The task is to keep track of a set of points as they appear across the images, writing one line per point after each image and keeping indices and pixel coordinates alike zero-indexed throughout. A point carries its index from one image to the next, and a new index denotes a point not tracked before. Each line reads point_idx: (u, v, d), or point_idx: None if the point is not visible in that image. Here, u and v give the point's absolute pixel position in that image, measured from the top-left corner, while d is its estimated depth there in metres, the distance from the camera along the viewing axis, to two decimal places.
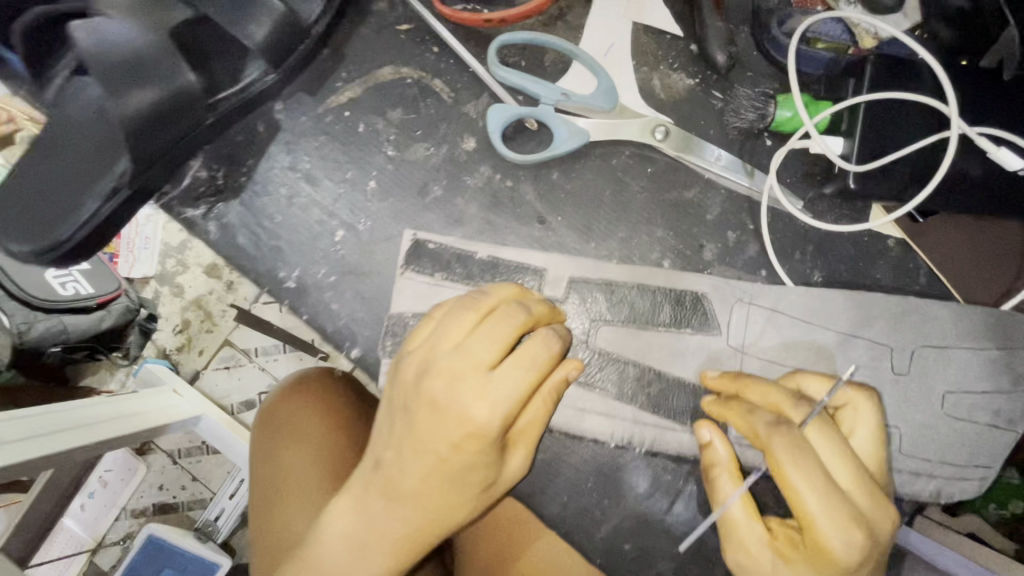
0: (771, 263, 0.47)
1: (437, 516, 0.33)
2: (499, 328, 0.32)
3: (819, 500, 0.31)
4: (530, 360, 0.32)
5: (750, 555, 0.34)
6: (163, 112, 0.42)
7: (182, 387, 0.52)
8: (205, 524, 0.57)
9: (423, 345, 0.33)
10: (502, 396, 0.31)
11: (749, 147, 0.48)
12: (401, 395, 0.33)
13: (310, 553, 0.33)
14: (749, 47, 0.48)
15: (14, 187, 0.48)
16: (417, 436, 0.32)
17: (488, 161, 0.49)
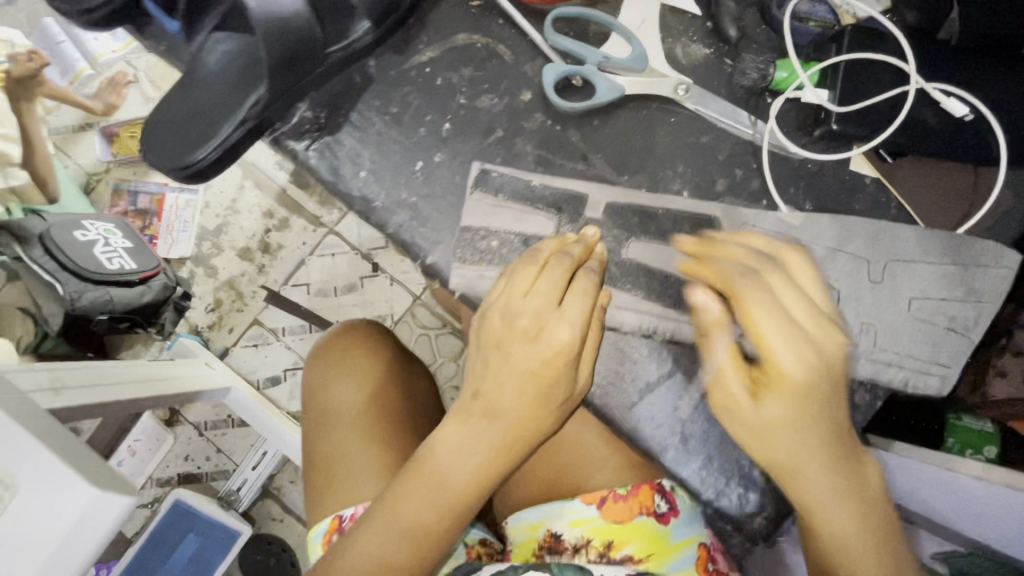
0: (772, 194, 0.58)
1: (528, 421, 0.49)
2: (560, 274, 0.50)
3: (777, 334, 0.42)
4: (585, 292, 0.50)
5: (732, 395, 0.44)
6: (296, 55, 0.55)
7: (213, 359, 1.25)
8: (236, 488, 1.34)
9: (505, 292, 0.51)
10: (573, 317, 0.49)
11: (754, 103, 0.59)
12: (493, 335, 0.51)
13: (453, 449, 0.50)
14: (756, 24, 0.60)
15: (163, 117, 0.60)
16: (510, 357, 0.49)
17: (541, 109, 0.61)
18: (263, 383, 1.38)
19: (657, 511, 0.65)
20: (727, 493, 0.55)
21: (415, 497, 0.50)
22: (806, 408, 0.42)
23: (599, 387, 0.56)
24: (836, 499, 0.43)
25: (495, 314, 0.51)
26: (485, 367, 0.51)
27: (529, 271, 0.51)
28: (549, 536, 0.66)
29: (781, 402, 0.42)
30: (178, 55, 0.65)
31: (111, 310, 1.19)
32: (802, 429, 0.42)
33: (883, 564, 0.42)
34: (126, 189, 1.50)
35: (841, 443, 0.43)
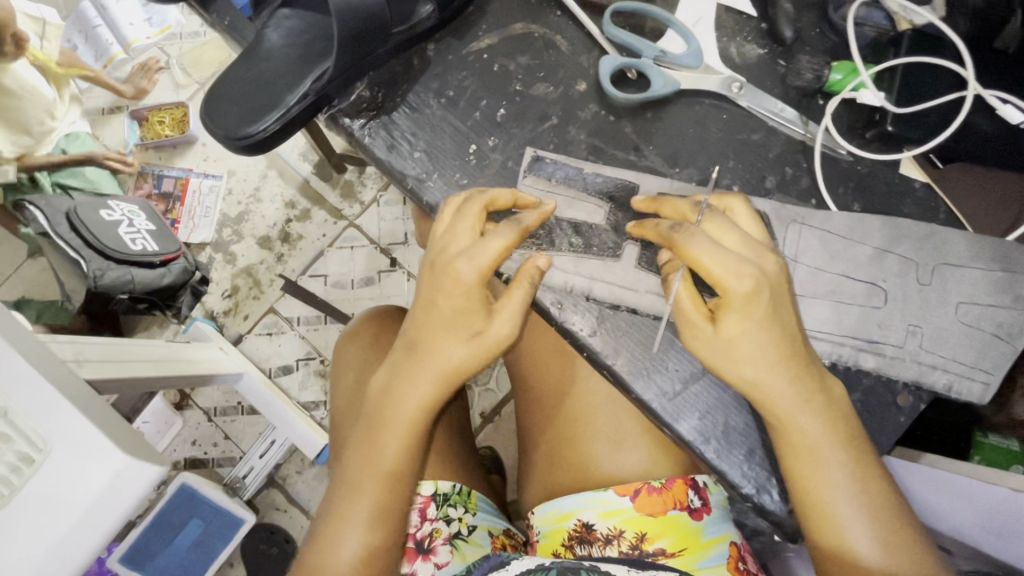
0: (821, 193, 0.58)
1: (450, 354, 0.55)
2: (476, 216, 0.55)
3: (712, 261, 0.49)
4: (503, 233, 0.54)
5: (694, 326, 0.51)
6: (363, 33, 0.56)
7: (221, 346, 1.27)
8: (234, 480, 1.32)
9: (444, 234, 0.56)
10: (479, 257, 0.53)
11: (806, 104, 0.60)
12: (423, 278, 0.57)
13: (388, 390, 0.57)
14: (812, 26, 0.61)
15: (226, 86, 0.61)
16: (429, 291, 0.56)
17: (596, 100, 0.62)
18: (275, 371, 1.39)
19: (690, 507, 0.66)
20: (768, 489, 0.55)
21: (376, 443, 0.57)
22: (764, 325, 0.49)
23: (643, 376, 0.57)
24: (799, 403, 0.50)
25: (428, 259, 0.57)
26: (418, 309, 0.57)
27: (454, 216, 0.56)
28: (581, 526, 0.66)
29: (740, 322, 0.49)
30: (239, 32, 0.66)
31: (130, 291, 1.19)
32: (759, 343, 0.49)
33: (849, 456, 0.50)
34: (151, 171, 1.50)
35: (795, 350, 0.50)
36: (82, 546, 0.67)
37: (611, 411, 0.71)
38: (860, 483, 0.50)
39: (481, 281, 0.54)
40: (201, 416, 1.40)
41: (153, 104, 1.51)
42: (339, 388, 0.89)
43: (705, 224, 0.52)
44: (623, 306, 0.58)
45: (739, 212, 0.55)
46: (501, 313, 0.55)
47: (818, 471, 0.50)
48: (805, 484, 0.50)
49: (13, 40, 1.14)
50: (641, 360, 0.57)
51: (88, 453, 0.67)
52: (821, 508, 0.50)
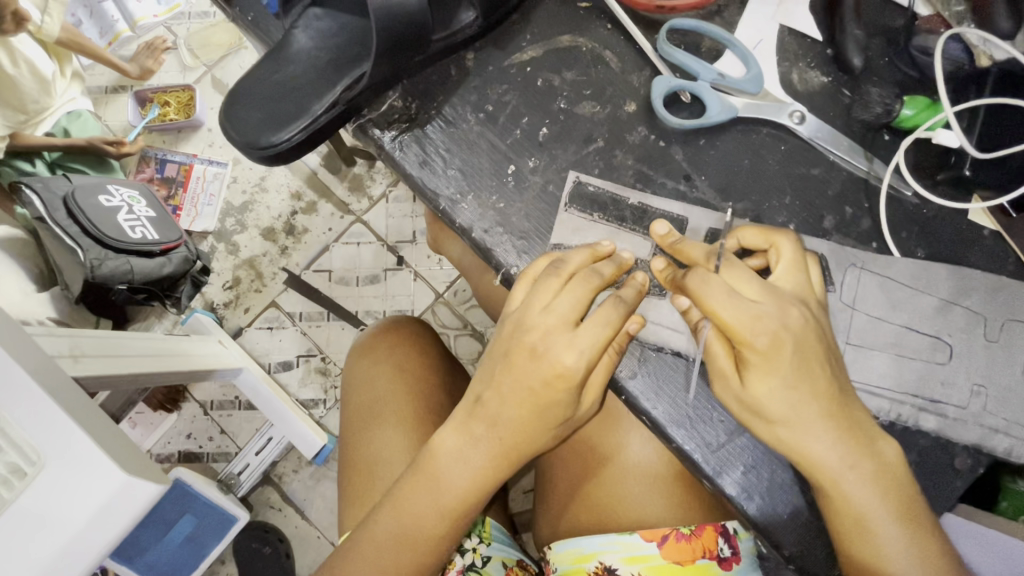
0: (884, 236, 0.54)
1: (525, 432, 0.51)
2: (583, 290, 0.49)
3: (726, 314, 0.44)
4: (609, 318, 0.48)
5: (723, 377, 0.47)
6: (401, 41, 0.52)
7: (222, 341, 1.23)
8: (228, 476, 1.25)
9: (538, 306, 0.50)
10: (584, 344, 0.48)
11: (870, 139, 0.56)
12: (504, 348, 0.51)
13: (438, 462, 0.53)
14: (881, 55, 0.57)
15: (248, 88, 0.57)
16: (514, 371, 0.50)
17: (645, 123, 0.57)
18: (276, 367, 1.34)
19: (720, 555, 0.63)
20: (812, 551, 0.52)
21: (417, 500, 0.53)
22: (792, 382, 0.44)
23: (683, 424, 0.53)
24: (843, 466, 0.45)
25: (510, 327, 0.51)
26: (493, 380, 0.51)
27: (553, 285, 0.50)
28: (602, 569, 0.63)
29: (764, 380, 0.45)
30: (263, 28, 0.61)
31: (128, 279, 1.13)
32: (790, 402, 0.45)
33: (906, 527, 0.45)
34: (153, 156, 1.45)
35: (835, 407, 0.45)
36: (76, 565, 0.63)
37: (639, 449, 0.67)
38: (920, 555, 0.45)
39: (587, 372, 0.48)
40: (198, 408, 1.35)
41: (158, 86, 1.45)
42: (353, 399, 0.90)
43: (726, 267, 0.47)
44: (667, 348, 0.54)
45: (782, 253, 0.48)
46: (589, 397, 0.52)
47: (869, 539, 0.46)
48: (858, 553, 0.46)
49: (13, 18, 1.06)
50: (682, 408, 0.53)
51: (83, 469, 0.63)
52: (873, 574, 0.46)
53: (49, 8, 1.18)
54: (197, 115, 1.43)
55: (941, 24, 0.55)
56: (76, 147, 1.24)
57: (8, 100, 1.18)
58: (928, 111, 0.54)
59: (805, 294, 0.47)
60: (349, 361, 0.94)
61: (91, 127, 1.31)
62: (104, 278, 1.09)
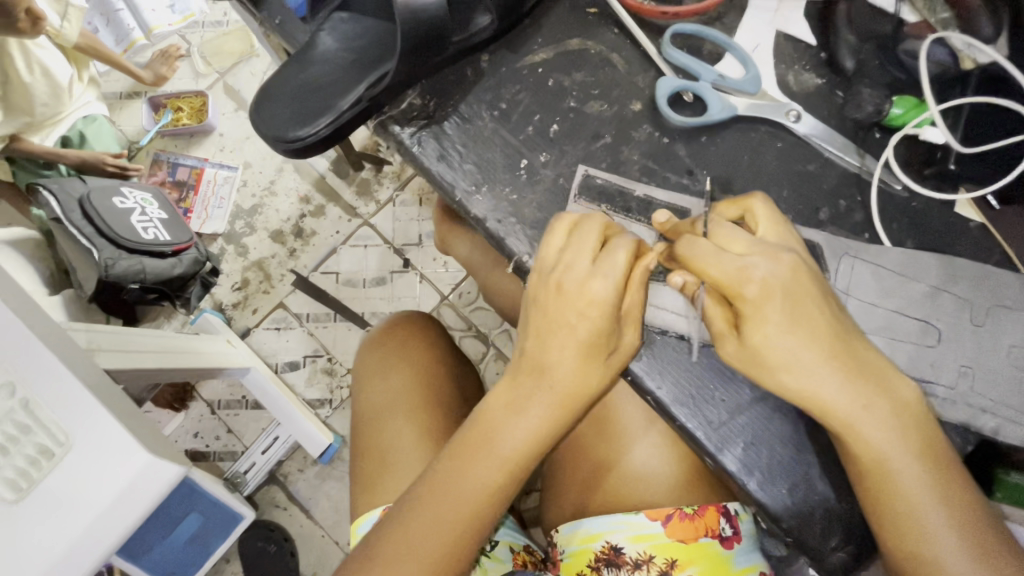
0: (876, 227, 0.58)
1: (576, 375, 0.52)
2: (595, 233, 0.52)
3: (716, 270, 0.48)
4: (624, 246, 0.50)
5: (723, 334, 0.51)
6: (423, 42, 0.56)
7: (230, 341, 1.26)
8: (234, 475, 1.27)
9: (553, 258, 0.53)
10: (609, 273, 0.50)
11: (862, 137, 0.60)
12: (538, 302, 0.53)
13: (487, 423, 0.54)
14: (872, 58, 0.60)
15: (276, 87, 0.60)
16: (546, 316, 0.52)
17: (650, 121, 0.61)
18: (283, 367, 1.37)
19: (722, 535, 0.65)
20: (811, 524, 0.54)
21: (472, 460, 0.54)
22: (789, 327, 0.47)
23: (687, 403, 0.56)
24: (855, 405, 0.47)
25: (539, 280, 0.54)
26: (534, 333, 0.53)
27: (563, 236, 0.53)
28: (609, 548, 0.65)
29: (762, 328, 0.48)
30: (289, 32, 0.65)
31: (140, 280, 1.16)
32: (792, 346, 0.47)
33: (921, 460, 0.48)
34: (167, 159, 1.49)
35: (840, 347, 0.48)
36: (99, 545, 0.65)
37: (646, 435, 0.69)
38: (935, 487, 0.47)
39: (618, 297, 0.50)
40: (205, 408, 1.38)
41: (174, 91, 1.50)
42: (365, 393, 0.92)
43: (713, 231, 0.51)
44: (671, 331, 0.57)
45: (757, 215, 0.52)
46: (629, 331, 0.53)
47: (885, 473, 0.48)
48: (876, 487, 0.49)
49: (29, 18, 1.06)
50: (687, 388, 0.56)
51: (109, 450, 0.66)
52: (891, 507, 0.48)
53: (66, 15, 1.20)
54: (211, 119, 1.47)
55: (927, 30, 0.59)
56: (77, 164, 1.27)
57: (15, 104, 1.20)
58: (915, 110, 0.57)
59: (788, 245, 0.51)
60: (359, 354, 0.98)
61: (104, 135, 1.36)
62: (116, 278, 1.12)
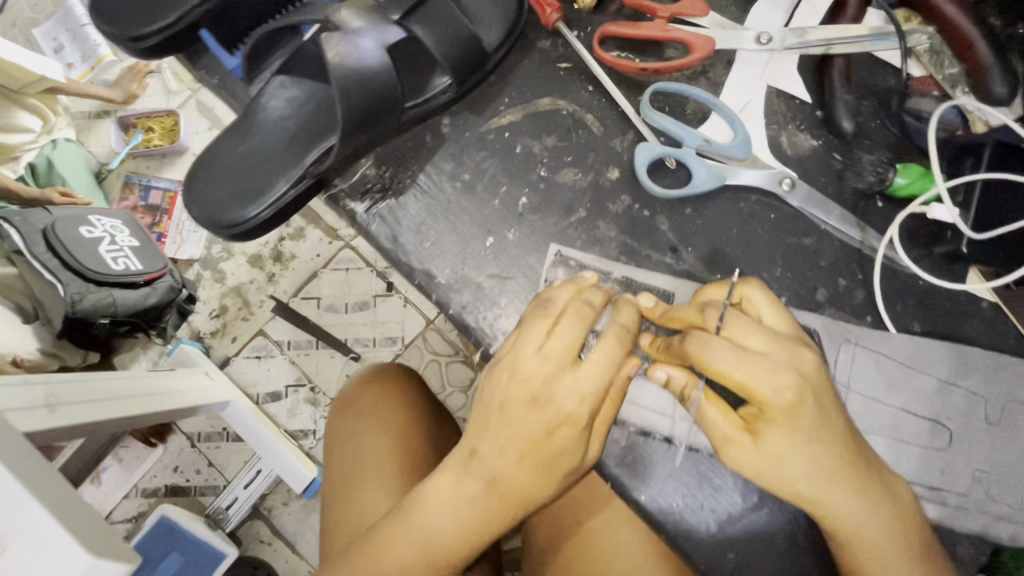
0: (879, 310, 0.52)
1: (527, 486, 0.45)
2: (579, 329, 0.45)
3: (740, 370, 0.41)
4: (604, 353, 0.44)
5: (733, 441, 0.44)
6: (371, 115, 0.49)
7: (207, 372, 1.15)
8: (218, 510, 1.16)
9: (520, 350, 0.46)
10: (586, 389, 0.44)
11: (862, 206, 0.54)
12: (497, 392, 0.46)
13: (424, 508, 0.47)
14: (873, 117, 0.54)
15: (211, 163, 0.54)
16: (513, 420, 0.45)
17: (629, 191, 0.55)
18: (264, 399, 1.26)
19: None
20: None
21: (401, 544, 0.47)
22: (816, 435, 0.42)
23: (673, 514, 0.50)
24: (858, 510, 0.43)
25: (502, 372, 0.46)
26: (487, 426, 0.46)
27: (542, 326, 0.45)
28: None
29: (786, 435, 0.42)
30: (231, 91, 0.57)
31: (109, 309, 1.07)
32: (808, 453, 0.42)
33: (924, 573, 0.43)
34: (137, 181, 1.37)
35: (852, 454, 0.43)
36: None
37: None
38: None
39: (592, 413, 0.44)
40: (182, 441, 1.23)
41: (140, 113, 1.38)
42: (343, 444, 0.87)
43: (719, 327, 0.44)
44: (655, 433, 0.52)
45: (753, 299, 0.46)
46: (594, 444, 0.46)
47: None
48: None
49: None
50: (673, 497, 0.51)
51: (42, 553, 0.50)
52: None
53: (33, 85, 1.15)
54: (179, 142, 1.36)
55: (934, 88, 0.53)
56: (28, 202, 1.16)
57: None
58: (923, 180, 0.51)
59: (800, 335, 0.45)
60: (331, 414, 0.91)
61: (73, 158, 1.27)
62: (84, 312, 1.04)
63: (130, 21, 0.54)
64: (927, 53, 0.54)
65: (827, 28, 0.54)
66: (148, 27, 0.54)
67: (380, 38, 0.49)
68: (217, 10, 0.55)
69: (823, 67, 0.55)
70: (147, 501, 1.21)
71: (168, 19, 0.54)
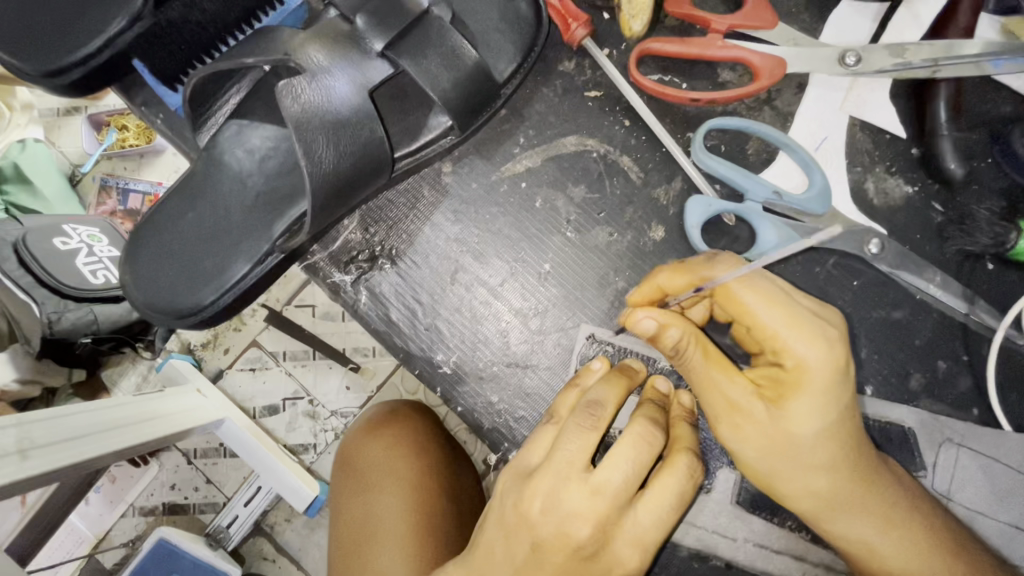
0: (989, 402, 0.42)
1: None
2: (646, 454, 0.34)
3: (780, 317, 0.33)
4: (672, 487, 0.34)
5: (742, 412, 0.35)
6: (353, 176, 0.38)
7: (203, 389, 0.67)
8: (217, 531, 0.72)
9: (556, 475, 0.34)
10: (649, 538, 0.34)
11: (969, 270, 0.43)
12: (527, 523, 0.34)
13: None
14: (984, 155, 0.43)
15: (154, 232, 0.43)
16: (546, 566, 0.34)
17: (677, 254, 0.44)
18: (261, 413, 0.75)
19: None
20: None
21: None
22: (842, 411, 0.34)
23: None
24: (883, 525, 0.36)
25: (535, 498, 0.34)
26: (506, 560, 0.35)
27: (593, 442, 0.35)
28: None
29: (813, 412, 0.34)
30: (179, 133, 0.47)
31: (97, 335, 0.67)
32: (831, 438, 0.34)
33: None
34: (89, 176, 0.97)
35: (864, 441, 0.36)
36: None
37: None
38: None
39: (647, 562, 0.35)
40: (180, 457, 0.76)
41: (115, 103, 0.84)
42: (343, 521, 0.54)
43: (709, 265, 0.36)
44: (714, 558, 0.42)
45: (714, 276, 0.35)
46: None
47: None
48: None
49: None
50: None
51: None
52: None
53: None
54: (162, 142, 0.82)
55: None
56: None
57: None
58: None
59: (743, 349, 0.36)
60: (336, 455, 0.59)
61: (44, 164, 0.78)
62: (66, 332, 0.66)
63: (43, 49, 0.41)
64: None
65: (932, 44, 0.42)
66: (64, 58, 0.41)
67: (362, 74, 0.38)
68: (154, 29, 0.42)
69: (923, 90, 0.44)
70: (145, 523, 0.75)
71: (88, 47, 0.41)
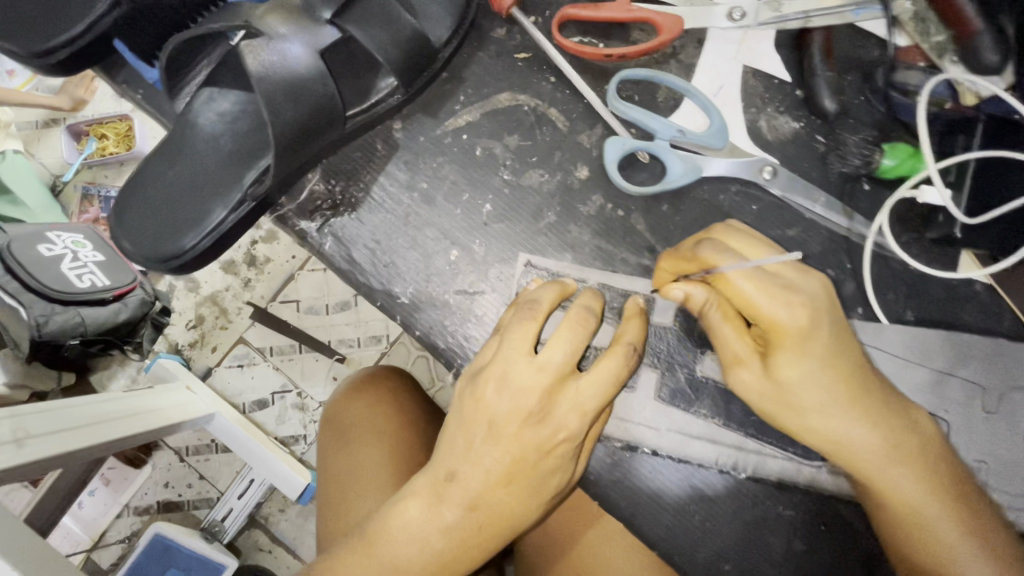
0: (869, 301, 0.49)
1: (510, 510, 0.41)
2: (578, 335, 0.40)
3: (754, 286, 0.37)
4: (602, 362, 0.41)
5: (742, 363, 0.39)
6: (310, 126, 0.45)
7: (192, 385, 0.73)
8: (211, 524, 0.77)
9: (501, 362, 0.40)
10: (588, 404, 0.40)
11: (849, 190, 0.50)
12: (483, 404, 0.41)
13: (382, 534, 0.41)
14: (856, 92, 0.51)
15: (141, 193, 0.49)
16: (501, 438, 0.40)
17: (600, 190, 0.51)
18: (251, 408, 0.81)
19: None
20: None
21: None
22: (828, 360, 0.37)
23: (669, 535, 0.48)
24: (888, 452, 0.38)
25: (489, 385, 0.40)
26: (467, 445, 0.41)
27: (534, 330, 0.41)
28: None
29: (797, 361, 0.37)
30: (159, 107, 0.53)
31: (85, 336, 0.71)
32: (821, 382, 0.37)
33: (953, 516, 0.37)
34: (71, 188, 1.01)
35: (866, 381, 0.38)
36: None
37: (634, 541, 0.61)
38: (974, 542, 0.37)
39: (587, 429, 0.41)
40: (172, 455, 0.81)
41: (101, 113, 0.89)
42: (333, 470, 0.59)
43: (696, 251, 0.39)
44: (643, 447, 0.49)
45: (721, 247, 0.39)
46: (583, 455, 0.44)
47: (925, 537, 0.37)
48: (911, 542, 0.38)
49: None
50: (664, 516, 0.48)
51: None
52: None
53: None
54: (143, 146, 0.86)
55: (919, 59, 0.48)
56: None
57: None
58: (912, 161, 0.47)
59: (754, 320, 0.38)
60: (326, 411, 0.63)
61: (25, 174, 0.84)
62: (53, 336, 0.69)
63: (33, 33, 0.47)
64: (910, 20, 0.48)
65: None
66: (52, 40, 0.47)
67: (313, 40, 0.45)
68: (131, 13, 0.48)
69: (801, 39, 0.51)
70: (141, 520, 0.80)
71: (74, 29, 0.46)
